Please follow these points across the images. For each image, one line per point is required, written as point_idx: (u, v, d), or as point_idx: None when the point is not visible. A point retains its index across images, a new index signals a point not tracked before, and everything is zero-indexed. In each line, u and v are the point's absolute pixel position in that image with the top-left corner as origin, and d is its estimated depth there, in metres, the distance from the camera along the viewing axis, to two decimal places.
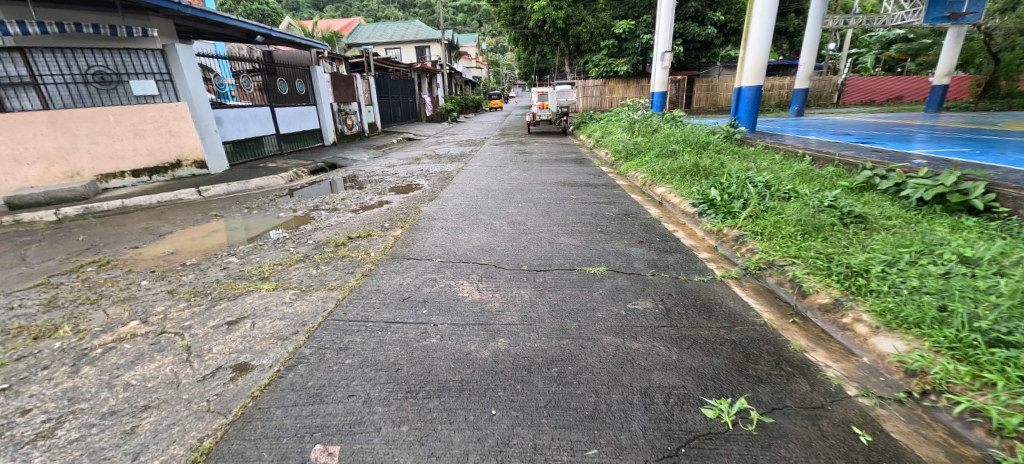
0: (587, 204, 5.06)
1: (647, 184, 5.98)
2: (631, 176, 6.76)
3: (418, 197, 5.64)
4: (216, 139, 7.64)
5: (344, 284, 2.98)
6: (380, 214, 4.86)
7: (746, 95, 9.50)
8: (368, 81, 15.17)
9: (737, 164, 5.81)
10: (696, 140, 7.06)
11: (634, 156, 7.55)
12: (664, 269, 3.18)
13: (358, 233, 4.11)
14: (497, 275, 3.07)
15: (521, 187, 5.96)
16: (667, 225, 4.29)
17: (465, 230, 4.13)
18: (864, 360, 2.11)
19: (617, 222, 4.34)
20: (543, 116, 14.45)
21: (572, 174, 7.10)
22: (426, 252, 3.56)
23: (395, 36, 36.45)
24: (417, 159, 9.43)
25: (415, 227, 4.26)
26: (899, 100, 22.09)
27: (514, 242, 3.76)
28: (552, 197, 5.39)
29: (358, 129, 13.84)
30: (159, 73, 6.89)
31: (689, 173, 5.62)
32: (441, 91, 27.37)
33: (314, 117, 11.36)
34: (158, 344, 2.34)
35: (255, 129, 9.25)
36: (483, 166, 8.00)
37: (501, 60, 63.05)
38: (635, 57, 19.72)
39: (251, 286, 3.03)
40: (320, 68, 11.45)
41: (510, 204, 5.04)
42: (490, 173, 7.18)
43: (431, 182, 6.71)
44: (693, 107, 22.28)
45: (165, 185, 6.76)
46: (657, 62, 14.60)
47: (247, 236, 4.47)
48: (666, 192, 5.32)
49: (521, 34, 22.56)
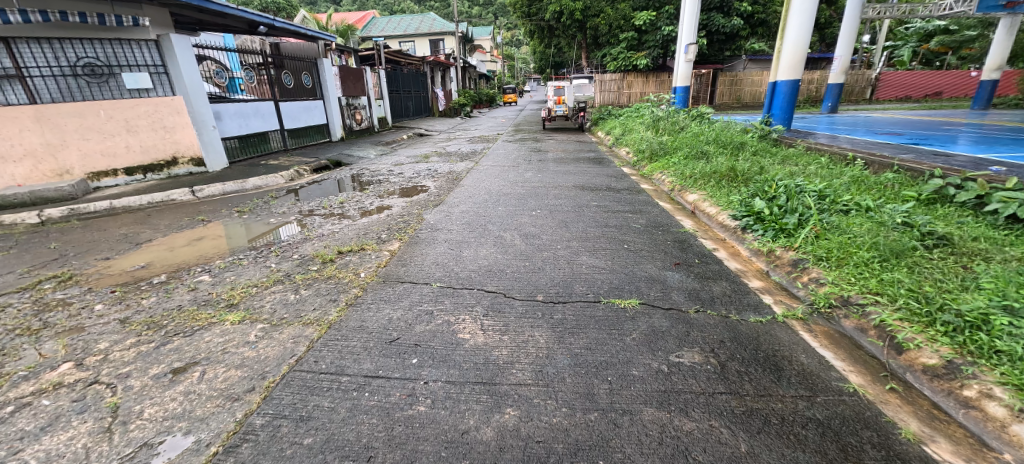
0: (610, 214, 4.49)
1: (676, 189, 5.37)
2: (656, 179, 6.14)
3: (422, 201, 5.14)
4: (214, 135, 7.26)
5: (323, 317, 2.48)
6: (378, 222, 4.38)
7: (781, 90, 8.75)
8: (380, 74, 14.74)
9: (779, 168, 5.15)
10: (730, 140, 6.40)
11: (660, 156, 6.92)
12: (709, 304, 2.60)
13: (351, 246, 3.63)
14: (506, 308, 2.54)
15: (536, 192, 5.41)
16: (704, 241, 3.71)
17: (472, 245, 3.62)
18: (1007, 459, 1.54)
19: (646, 237, 3.76)
20: (559, 112, 13.82)
21: (592, 177, 6.52)
22: (425, 273, 3.05)
23: (409, 29, 36.00)
24: (426, 157, 8.94)
25: (415, 240, 3.75)
26: (938, 96, 20.78)
27: (528, 262, 3.23)
28: (570, 204, 4.83)
29: (368, 125, 13.42)
30: (154, 65, 6.53)
31: (725, 178, 4.99)
32: (454, 85, 26.85)
33: (321, 111, 10.94)
34: (82, 402, 1.87)
35: (258, 124, 8.80)
36: (494, 165, 7.48)
37: (516, 53, 62.25)
38: (655, 50, 18.90)
39: (214, 317, 2.55)
40: (328, 61, 11.02)
41: (524, 212, 4.50)
42: (502, 173, 6.66)
43: (438, 184, 6.22)
44: (716, 102, 21.33)
45: (159, 184, 6.39)
46: (680, 54, 13.78)
47: (229, 246, 4.00)
48: (700, 200, 4.72)
49: (537, 26, 21.82)
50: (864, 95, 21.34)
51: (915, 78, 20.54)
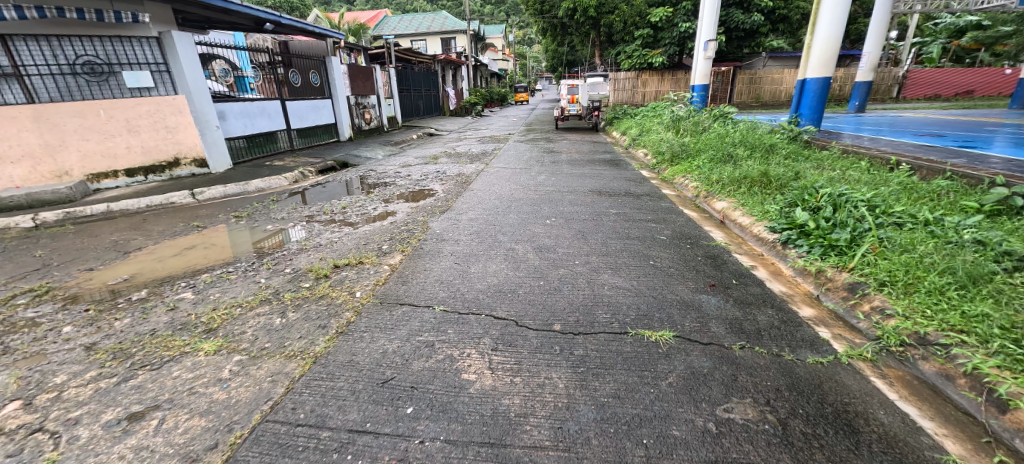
0: (631, 223, 4.12)
1: (701, 195, 4.97)
2: (679, 184, 5.74)
3: (428, 207, 4.83)
4: (218, 135, 7.03)
5: (308, 349, 2.16)
6: (380, 231, 4.07)
7: (810, 88, 8.25)
8: (390, 72, 14.50)
9: (816, 174, 4.72)
10: (758, 143, 5.97)
11: (681, 158, 6.51)
12: (757, 339, 2.22)
13: (347, 259, 3.31)
14: (519, 341, 2.19)
15: (549, 197, 5.07)
16: (739, 257, 3.32)
17: (481, 259, 3.28)
18: None
19: (675, 252, 3.38)
20: (572, 111, 13.43)
21: (609, 181, 6.14)
22: (427, 293, 2.73)
23: (421, 28, 35.86)
24: (435, 158, 8.64)
25: (418, 252, 3.43)
26: (970, 95, 19.82)
27: (544, 281, 2.88)
28: (587, 212, 4.48)
29: (377, 124, 13.18)
30: (155, 63, 6.30)
31: (757, 185, 4.58)
32: (466, 83, 26.57)
33: (329, 111, 10.70)
34: (17, 458, 1.58)
35: (264, 124, 8.55)
36: (506, 167, 7.14)
37: (527, 52, 61.87)
38: (672, 47, 18.33)
39: (188, 345, 2.25)
40: (336, 59, 10.78)
41: (538, 221, 4.16)
42: (513, 176, 6.32)
43: (446, 187, 5.90)
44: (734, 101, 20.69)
45: (160, 187, 6.19)
46: (699, 51, 13.30)
47: (218, 257, 3.71)
48: (730, 209, 4.32)
49: (550, 24, 21.41)
50: (891, 93, 20.50)
51: (945, 75, 19.63)
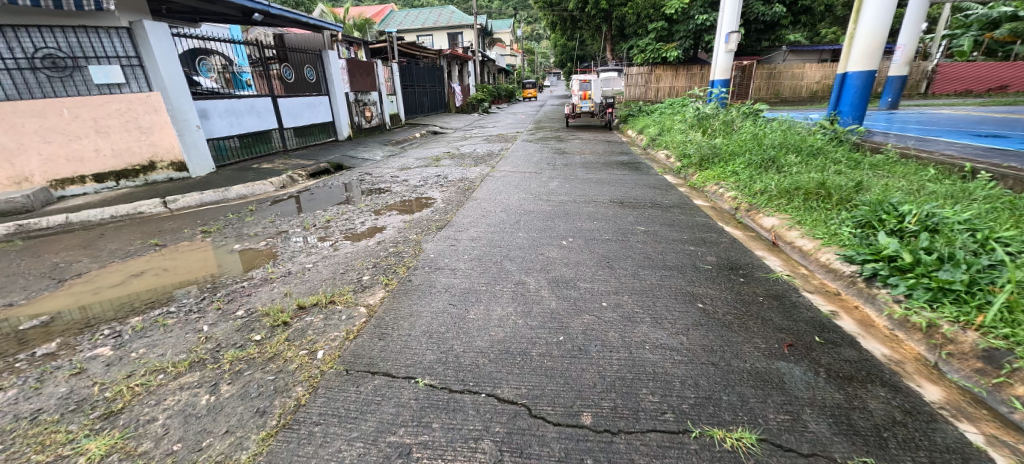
0: (666, 246, 3.41)
1: (743, 209, 4.26)
2: (712, 193, 5.03)
3: (423, 221, 4.16)
4: (199, 136, 6.41)
5: (231, 458, 1.51)
6: (365, 253, 3.41)
7: (851, 83, 7.46)
8: (392, 67, 13.83)
9: (883, 185, 3.97)
10: (801, 146, 5.22)
11: (711, 162, 5.79)
12: (885, 452, 1.50)
13: (317, 296, 2.66)
14: (533, 447, 1.52)
15: (564, 210, 4.38)
16: (812, 298, 2.61)
17: (483, 297, 2.61)
18: None
19: (728, 290, 2.67)
20: (584, 108, 12.67)
21: (630, 188, 5.44)
22: (410, 354, 2.06)
23: (427, 22, 35.25)
24: (437, 159, 7.96)
25: (404, 287, 2.76)
26: (1004, 90, 18.65)
27: (564, 335, 2.20)
28: (611, 229, 3.78)
29: (379, 122, 12.53)
30: (126, 56, 5.68)
31: (813, 199, 3.85)
32: (472, 79, 25.85)
33: (326, 108, 10.05)
34: None
35: (253, 122, 7.91)
36: (514, 171, 6.46)
37: (535, 47, 60.94)
38: (688, 40, 17.29)
39: (69, 446, 1.61)
40: (334, 53, 10.12)
41: (552, 242, 3.48)
42: (522, 182, 5.63)
43: (446, 195, 5.24)
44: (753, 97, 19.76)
45: (132, 193, 5.59)
46: (720, 44, 12.44)
47: (163, 288, 3.05)
48: (783, 229, 3.61)
49: (559, 17, 20.66)
50: (919, 89, 19.48)
51: (982, 69, 18.63)
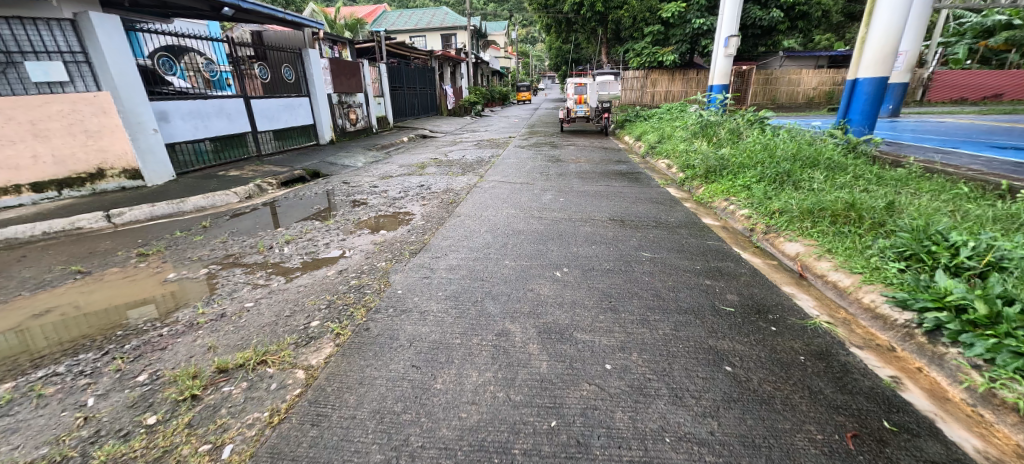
0: (677, 279, 2.91)
1: (759, 232, 3.79)
2: (722, 210, 4.56)
3: (397, 244, 3.63)
4: (155, 140, 5.80)
5: None
6: (321, 287, 2.87)
7: (862, 90, 7.05)
8: (380, 68, 13.28)
9: (917, 206, 3.51)
10: (817, 158, 4.77)
11: (718, 175, 5.32)
12: None
13: (246, 353, 2.10)
14: None
15: (558, 230, 3.87)
16: (866, 358, 2.11)
17: (456, 355, 2.07)
18: None
19: (761, 346, 2.16)
20: (579, 112, 12.23)
21: (631, 202, 4.95)
22: (349, 453, 1.52)
23: (420, 23, 34.71)
24: (422, 166, 7.42)
25: (359, 337, 2.22)
26: (1000, 98, 18.26)
27: (557, 420, 1.67)
28: (612, 257, 3.27)
29: (365, 125, 11.94)
30: (70, 52, 5.09)
31: (841, 222, 3.38)
32: (465, 80, 25.41)
33: (307, 110, 9.46)
34: None
35: (224, 126, 7.29)
36: (504, 181, 5.94)
37: (530, 50, 60.61)
38: (684, 45, 16.91)
39: None
40: (316, 52, 9.51)
41: (543, 274, 2.96)
42: (512, 195, 5.12)
43: (427, 209, 4.72)
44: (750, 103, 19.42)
45: (74, 205, 4.97)
46: (719, 48, 12.07)
47: (63, 336, 2.44)
48: (810, 258, 3.13)
49: (554, 19, 20.22)
50: (915, 96, 19.31)
51: (979, 78, 18.20)
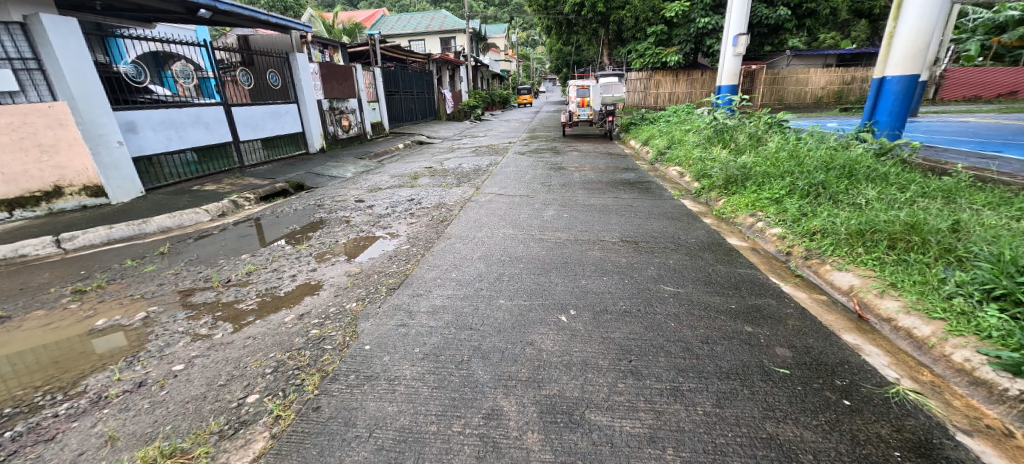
0: (711, 325, 2.36)
1: (798, 256, 3.26)
2: (747, 226, 4.02)
3: (374, 276, 3.10)
4: (120, 154, 5.32)
5: None
6: (273, 338, 2.34)
7: (890, 90, 6.49)
8: (375, 73, 12.80)
9: (990, 226, 2.95)
10: (854, 167, 4.22)
11: (739, 185, 4.79)
12: None
13: (145, 454, 1.56)
14: None
15: (563, 257, 3.33)
16: (984, 452, 1.55)
17: (429, 455, 1.54)
18: None
19: (836, 435, 1.61)
20: (582, 116, 11.71)
21: (644, 218, 4.41)
22: None
23: (419, 27, 34.31)
24: (414, 177, 6.89)
25: (304, 425, 1.69)
26: (1015, 95, 17.65)
27: None
28: (628, 294, 2.73)
29: (358, 132, 11.46)
30: (23, 59, 4.65)
31: (901, 247, 2.83)
32: (465, 84, 24.96)
33: (295, 117, 8.96)
34: None
35: (203, 136, 6.78)
36: (502, 194, 5.42)
37: (531, 53, 60.29)
38: (688, 44, 16.33)
39: None
40: (304, 56, 9.02)
41: (545, 320, 2.42)
42: (510, 211, 4.60)
43: (414, 230, 4.20)
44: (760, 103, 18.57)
45: (25, 228, 4.46)
46: (728, 47, 11.52)
47: (16, 377, 2.15)
48: (870, 294, 2.59)
49: (554, 20, 19.68)
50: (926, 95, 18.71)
51: (989, 75, 17.72)
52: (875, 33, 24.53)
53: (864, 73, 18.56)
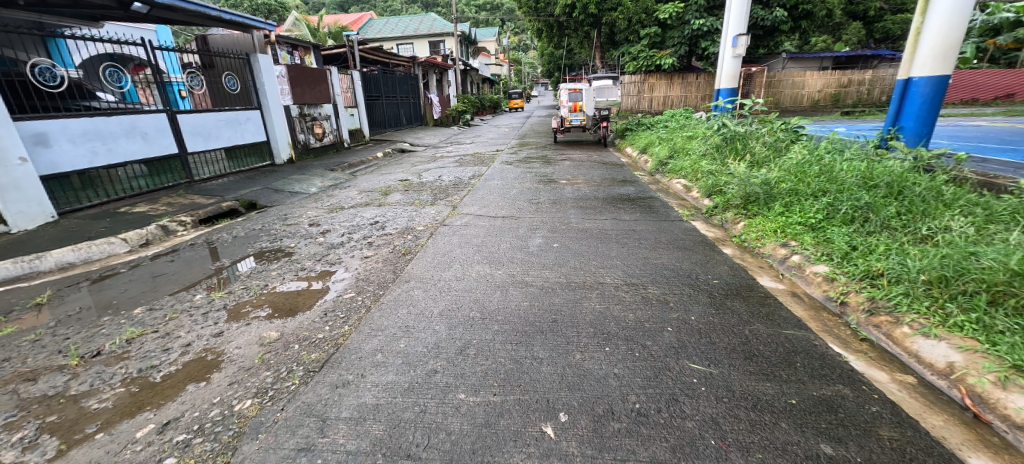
0: (770, 445, 1.56)
1: (858, 309, 2.49)
2: (781, 260, 3.26)
3: (294, 346, 2.28)
4: (24, 172, 4.45)
5: None
6: None
7: (917, 92, 5.77)
8: (354, 76, 11.96)
9: None
10: (904, 185, 3.49)
11: (761, 204, 4.04)
12: None
13: None
14: None
15: (551, 312, 2.53)
16: None
17: None
18: None
19: None
20: (574, 122, 10.97)
21: (652, 247, 3.63)
22: None
23: (407, 30, 33.56)
24: (385, 192, 6.07)
25: None
26: (1012, 98, 16.64)
27: None
28: (643, 380, 1.92)
29: (334, 139, 10.61)
30: None
31: (1012, 304, 2.06)
32: (454, 89, 24.18)
33: (258, 125, 8.09)
34: None
35: (141, 147, 5.90)
36: (481, 215, 4.63)
37: (522, 57, 59.80)
38: (683, 47, 15.57)
39: None
40: (267, 57, 8.16)
41: (520, 436, 1.62)
42: (488, 240, 3.81)
43: (369, 267, 3.38)
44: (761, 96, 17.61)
45: None
46: (727, 49, 10.86)
47: None
48: (984, 381, 1.82)
49: (545, 23, 18.99)
50: None
51: (986, 77, 17.17)
52: (870, 35, 24.10)
53: (862, 76, 18.02)
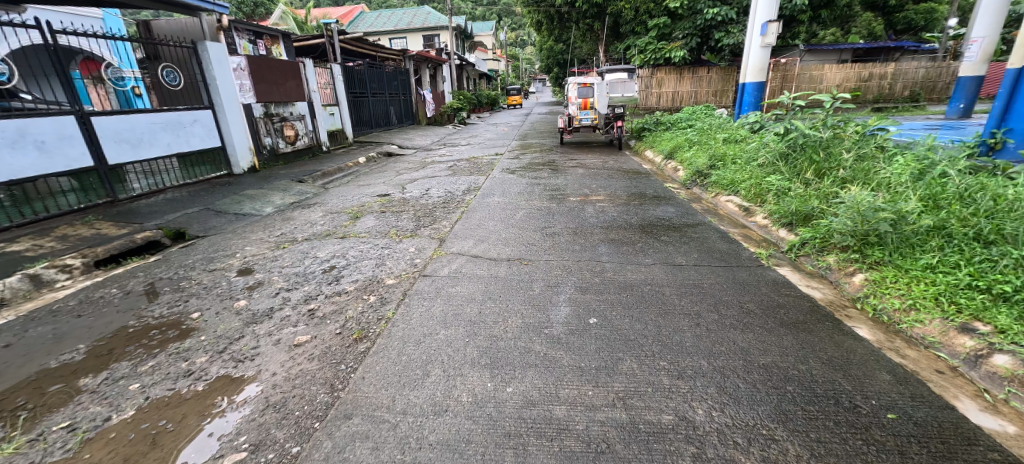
0: None
1: None
2: (975, 363, 1.96)
3: None
4: None
5: None
6: None
7: None
8: (333, 70, 10.56)
9: None
10: None
11: (890, 249, 2.74)
12: None
13: None
14: None
15: None
16: None
17: None
18: None
19: None
20: (583, 122, 9.68)
21: (746, 324, 2.33)
22: None
23: (401, 24, 32.07)
24: (356, 216, 4.76)
25: None
26: None
27: None
28: None
29: (309, 142, 9.26)
30: None
31: None
32: (450, 85, 22.79)
33: (211, 128, 6.74)
34: None
35: (37, 159, 4.58)
36: (477, 257, 3.34)
37: (520, 52, 58.29)
38: (695, 39, 13.89)
39: None
40: (219, 46, 6.75)
41: None
42: (489, 309, 2.51)
43: (296, 369, 2.08)
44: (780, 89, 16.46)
45: None
46: (753, 37, 9.40)
47: None
48: None
49: (545, 14, 17.64)
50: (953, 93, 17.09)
51: None
52: (889, 27, 22.66)
53: (882, 69, 16.55)
